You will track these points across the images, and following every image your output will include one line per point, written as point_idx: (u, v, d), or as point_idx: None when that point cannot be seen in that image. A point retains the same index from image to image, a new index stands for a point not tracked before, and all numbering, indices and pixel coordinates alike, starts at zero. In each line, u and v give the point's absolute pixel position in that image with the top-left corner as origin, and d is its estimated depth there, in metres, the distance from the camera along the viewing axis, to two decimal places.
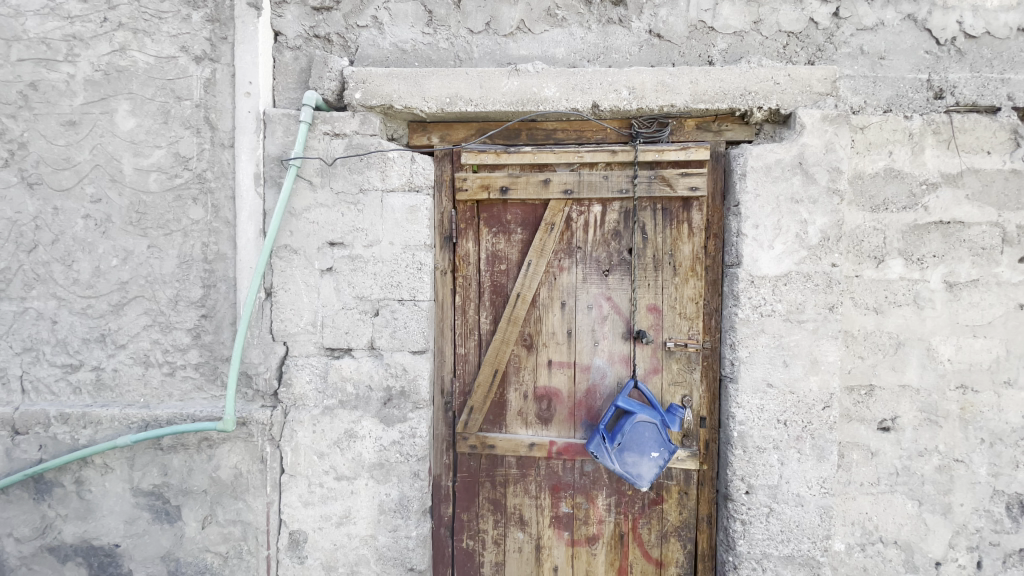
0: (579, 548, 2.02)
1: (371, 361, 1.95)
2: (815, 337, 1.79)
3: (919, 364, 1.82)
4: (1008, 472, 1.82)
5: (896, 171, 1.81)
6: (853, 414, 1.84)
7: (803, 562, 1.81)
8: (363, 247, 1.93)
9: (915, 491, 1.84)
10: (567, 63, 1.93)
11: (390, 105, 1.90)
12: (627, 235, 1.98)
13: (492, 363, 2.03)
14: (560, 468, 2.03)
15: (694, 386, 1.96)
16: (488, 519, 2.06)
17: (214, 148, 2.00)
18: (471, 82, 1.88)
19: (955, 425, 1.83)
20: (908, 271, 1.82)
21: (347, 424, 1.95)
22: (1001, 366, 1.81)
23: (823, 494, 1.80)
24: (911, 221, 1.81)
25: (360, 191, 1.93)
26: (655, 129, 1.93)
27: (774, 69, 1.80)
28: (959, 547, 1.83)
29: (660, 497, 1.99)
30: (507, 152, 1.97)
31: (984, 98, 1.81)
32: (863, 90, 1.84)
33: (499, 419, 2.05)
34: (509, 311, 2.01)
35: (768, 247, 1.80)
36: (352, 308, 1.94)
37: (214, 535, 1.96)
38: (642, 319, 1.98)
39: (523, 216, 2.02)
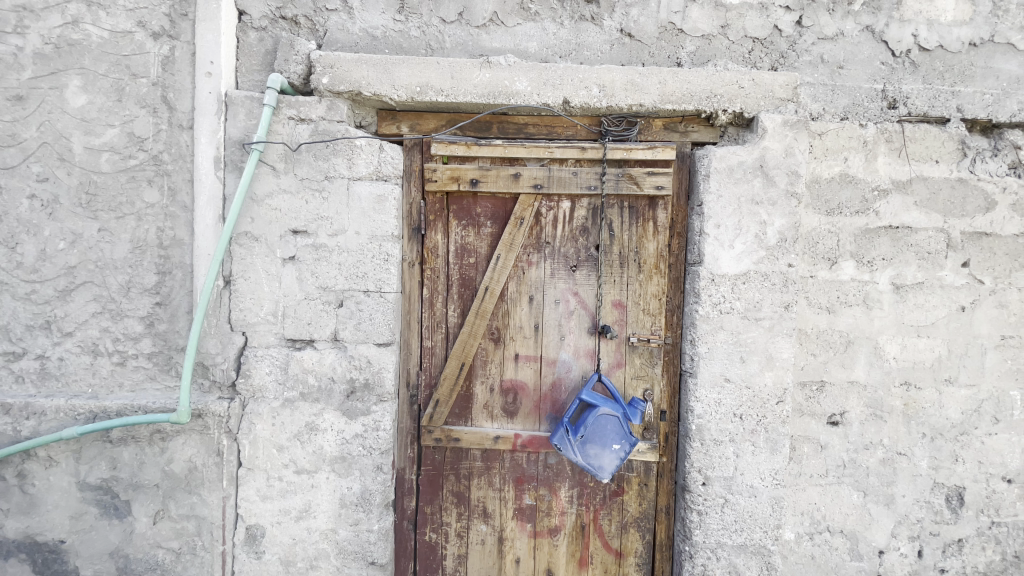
0: (541, 539, 2.05)
1: (334, 353, 1.91)
2: (771, 334, 1.85)
3: (867, 362, 1.91)
4: (947, 465, 1.93)
5: (851, 177, 1.88)
6: (804, 409, 1.92)
7: (754, 550, 1.88)
8: (327, 237, 1.89)
9: (860, 483, 1.93)
10: (539, 58, 1.93)
11: (359, 92, 1.86)
12: (595, 231, 2.01)
13: (459, 357, 2.02)
14: (524, 460, 2.04)
15: (655, 380, 2.00)
16: (452, 512, 2.06)
17: (172, 129, 1.92)
18: (442, 72, 1.86)
19: (899, 420, 1.92)
20: (859, 273, 1.90)
21: (308, 417, 1.91)
22: (942, 365, 1.92)
23: (775, 485, 1.87)
24: (863, 225, 1.89)
25: (325, 179, 1.89)
26: (624, 127, 1.95)
27: (739, 73, 1.85)
28: (900, 536, 1.93)
29: (621, 488, 2.03)
30: (477, 145, 1.96)
31: (934, 109, 1.90)
32: (823, 97, 1.91)
33: (465, 413, 2.05)
34: (477, 304, 2.00)
35: (729, 246, 1.85)
36: (315, 298, 1.90)
37: (166, 530, 1.90)
38: (607, 314, 2.01)
39: (493, 209, 2.02)
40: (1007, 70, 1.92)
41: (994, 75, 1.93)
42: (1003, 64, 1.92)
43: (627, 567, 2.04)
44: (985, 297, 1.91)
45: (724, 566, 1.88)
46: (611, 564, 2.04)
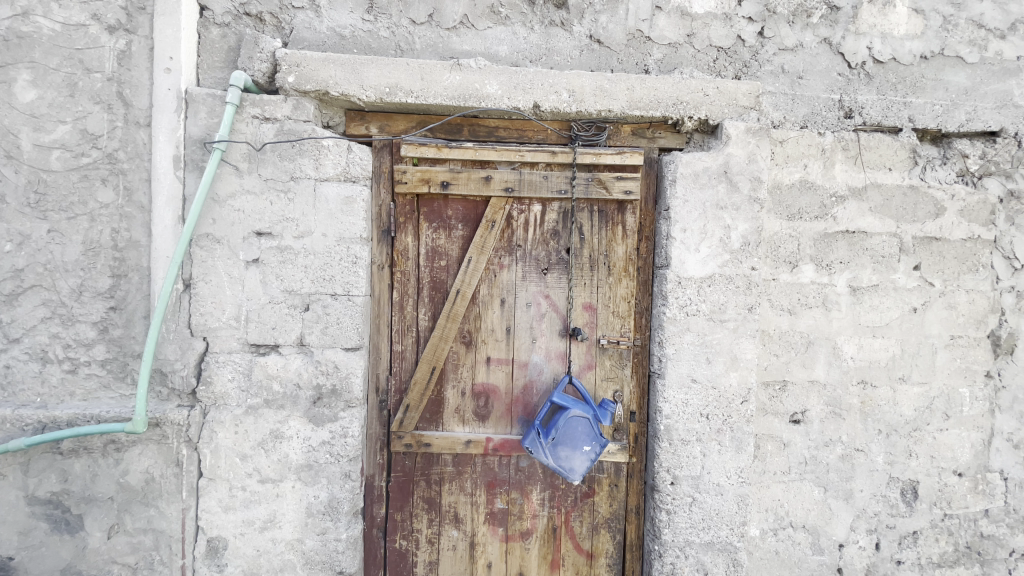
0: (513, 543, 2.04)
1: (300, 358, 1.87)
2: (735, 336, 1.90)
3: (827, 362, 1.98)
4: (901, 459, 2.02)
5: (810, 183, 1.95)
6: (768, 408, 1.97)
7: (721, 547, 1.91)
8: (292, 239, 1.85)
9: (821, 478, 1.99)
10: (509, 62, 1.93)
11: (326, 91, 1.83)
12: (565, 234, 2.02)
13: (429, 360, 2.00)
14: (496, 464, 2.03)
15: (625, 382, 2.03)
16: (422, 518, 2.03)
17: (128, 127, 1.85)
18: (412, 73, 1.85)
19: (857, 418, 2.00)
20: (818, 276, 1.97)
21: (272, 424, 1.86)
22: (896, 364, 2.00)
23: (740, 483, 1.91)
24: (821, 229, 1.96)
25: (291, 179, 1.85)
26: (594, 132, 1.97)
27: (704, 81, 1.89)
28: (859, 530, 2.01)
29: (592, 490, 2.04)
30: (447, 147, 1.94)
31: (887, 119, 1.99)
32: (783, 106, 1.97)
33: (436, 417, 2.03)
34: (448, 307, 1.99)
35: (695, 250, 1.89)
36: (280, 302, 1.86)
37: (122, 545, 1.81)
38: (577, 317, 2.03)
39: (464, 212, 2.01)
40: (955, 83, 2.02)
41: (943, 87, 2.02)
42: (951, 76, 2.02)
43: (598, 568, 2.05)
44: (936, 299, 2.01)
45: (692, 564, 1.91)
46: (582, 565, 2.05)
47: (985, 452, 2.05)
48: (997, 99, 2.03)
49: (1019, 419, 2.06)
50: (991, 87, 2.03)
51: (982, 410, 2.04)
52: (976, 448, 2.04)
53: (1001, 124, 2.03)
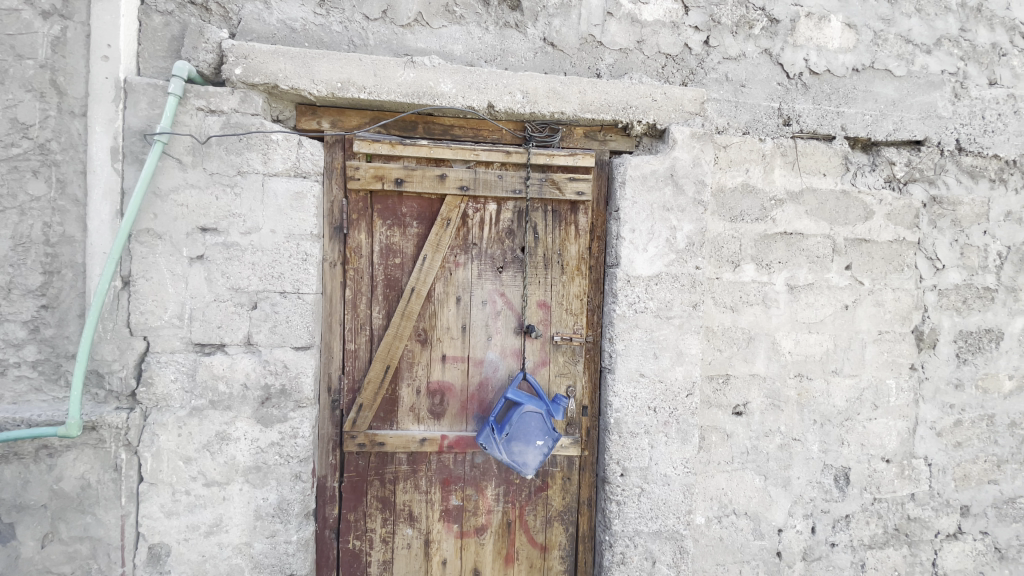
0: (467, 539, 2.05)
1: (247, 358, 1.83)
2: (681, 332, 1.97)
3: (766, 356, 2.09)
4: (835, 447, 2.15)
5: (751, 187, 2.05)
6: (712, 401, 2.06)
7: (668, 536, 1.99)
8: (239, 235, 1.81)
9: (761, 467, 2.10)
10: (464, 61, 1.95)
11: (275, 85, 1.80)
12: (520, 233, 2.05)
13: (383, 359, 1.98)
14: (451, 461, 2.04)
15: (577, 377, 2.07)
16: (376, 517, 2.01)
17: (62, 116, 1.76)
18: (365, 69, 1.83)
19: (794, 409, 2.12)
20: (758, 275, 2.07)
21: (218, 426, 1.81)
22: (830, 358, 2.13)
23: (686, 473, 2.00)
24: (761, 231, 2.07)
25: (238, 174, 1.80)
26: (547, 134, 2.01)
27: (653, 87, 1.96)
28: (796, 515, 2.12)
29: (546, 484, 2.08)
30: (401, 144, 1.93)
31: (822, 128, 2.12)
32: (727, 112, 2.07)
33: (390, 416, 2.02)
34: (402, 305, 1.98)
35: (643, 250, 1.96)
36: (226, 300, 1.81)
37: (56, 555, 1.72)
38: (532, 314, 2.06)
39: (418, 210, 2.00)
40: (884, 94, 2.16)
41: (873, 98, 2.16)
42: (881, 88, 2.16)
43: (552, 561, 2.09)
44: (865, 297, 2.15)
45: (641, 553, 1.98)
46: (536, 558, 2.08)
47: (911, 439, 2.20)
48: (922, 110, 2.19)
49: (941, 408, 2.23)
50: (916, 99, 2.18)
51: (907, 400, 2.20)
52: (902, 436, 2.19)
53: (925, 134, 2.19)
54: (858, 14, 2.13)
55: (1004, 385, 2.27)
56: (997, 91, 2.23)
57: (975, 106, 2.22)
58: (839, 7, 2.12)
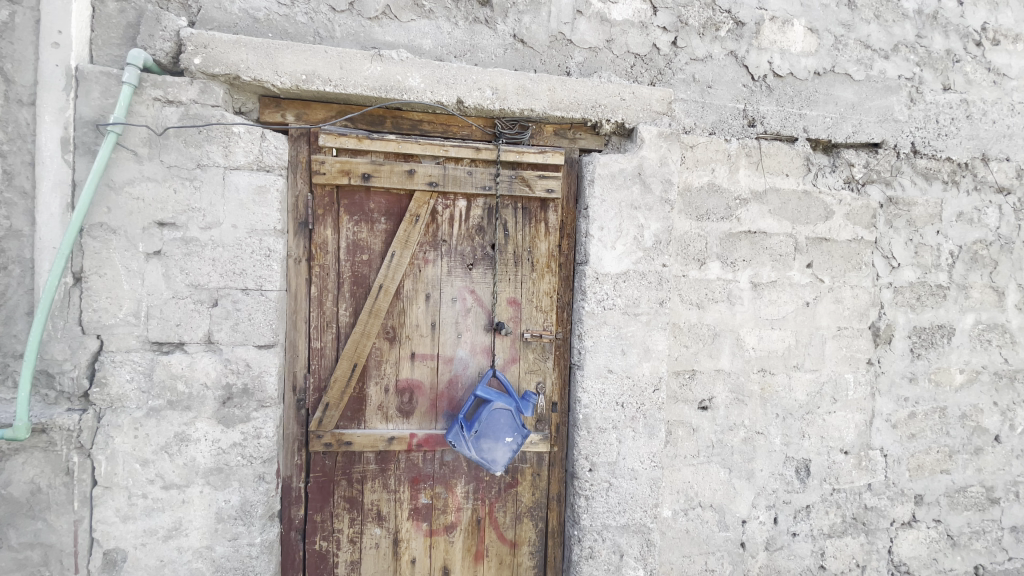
0: (437, 537, 2.04)
1: (207, 356, 1.77)
2: (648, 328, 2.00)
3: (730, 352, 2.14)
4: (796, 440, 2.21)
5: (717, 186, 2.10)
6: (678, 396, 2.10)
7: (635, 529, 2.02)
8: (199, 230, 1.76)
9: (726, 460, 2.15)
10: (433, 56, 1.93)
11: (236, 76, 1.75)
12: (490, 230, 2.04)
13: (350, 358, 1.95)
14: (420, 460, 2.03)
15: (547, 374, 2.08)
16: (344, 518, 1.98)
17: (9, 105, 1.67)
18: (330, 62, 1.79)
19: (757, 403, 2.17)
20: (723, 273, 2.12)
21: (177, 427, 1.75)
22: (791, 353, 2.20)
23: (652, 467, 2.03)
24: (726, 229, 2.12)
25: (197, 167, 1.75)
26: (517, 131, 2.01)
27: (621, 86, 1.98)
28: (759, 506, 2.18)
29: (515, 480, 2.08)
30: (369, 138, 1.90)
31: (785, 129, 2.17)
32: (694, 113, 2.10)
33: (357, 415, 1.99)
34: (370, 303, 1.95)
35: (611, 247, 1.98)
36: (185, 297, 1.75)
37: (4, 563, 1.65)
38: (502, 312, 2.05)
39: (387, 205, 1.97)
40: (844, 98, 2.23)
41: (834, 101, 2.23)
42: (841, 92, 2.23)
43: (521, 557, 2.10)
44: (825, 294, 2.22)
45: (609, 546, 2.01)
46: (505, 554, 2.09)
47: (868, 431, 2.29)
48: (879, 114, 2.27)
49: (896, 401, 2.32)
50: (874, 103, 2.26)
51: (864, 393, 2.28)
52: (860, 428, 2.28)
53: (882, 136, 2.27)
54: (819, 19, 2.19)
55: (956, 379, 2.37)
56: (951, 96, 2.33)
57: (930, 110, 2.31)
58: (802, 12, 2.18)
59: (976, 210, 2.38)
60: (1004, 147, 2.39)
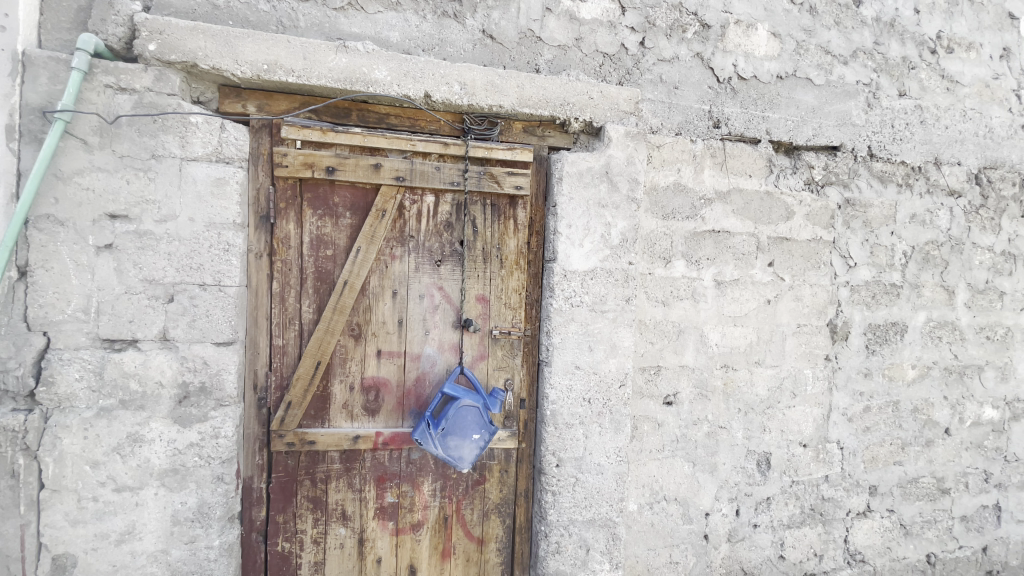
0: (403, 536, 2.02)
1: (162, 354, 1.71)
2: (615, 325, 2.03)
3: (695, 348, 2.18)
4: (757, 434, 2.28)
5: (682, 186, 2.14)
6: (644, 392, 2.13)
7: (601, 523, 2.04)
8: (153, 223, 1.69)
9: (690, 454, 2.19)
10: (401, 49, 1.90)
11: (194, 63, 1.69)
12: (459, 227, 2.03)
13: (314, 355, 1.91)
14: (386, 459, 2.00)
15: (515, 371, 2.08)
16: (307, 518, 1.94)
17: None
18: (293, 52, 1.75)
19: (720, 398, 2.22)
20: (688, 271, 2.16)
21: (130, 427, 1.69)
22: (753, 349, 2.26)
23: (619, 462, 2.06)
24: (691, 228, 2.16)
25: (152, 157, 1.69)
26: (486, 127, 2.00)
27: (589, 84, 2.00)
28: (722, 499, 2.24)
29: (483, 477, 2.08)
30: (333, 131, 1.87)
31: (749, 131, 2.23)
32: (661, 113, 2.13)
33: (321, 413, 1.95)
34: (335, 299, 1.91)
35: (579, 245, 2.00)
36: (139, 293, 1.69)
37: None
38: (470, 308, 2.05)
39: (352, 200, 1.94)
40: (805, 102, 2.30)
41: (795, 105, 2.29)
42: (802, 96, 2.30)
43: (488, 553, 2.10)
44: (785, 292, 2.29)
45: (575, 541, 2.03)
46: (472, 552, 2.08)
47: (825, 425, 2.37)
48: (838, 117, 2.34)
49: (852, 396, 2.40)
50: (833, 107, 2.33)
51: (822, 388, 2.36)
52: (818, 422, 2.36)
53: (841, 140, 2.35)
54: (782, 24, 2.25)
55: (908, 374, 2.47)
56: (906, 102, 2.42)
57: (886, 115, 2.40)
58: (765, 17, 2.23)
59: (928, 211, 2.48)
60: (955, 152, 2.50)
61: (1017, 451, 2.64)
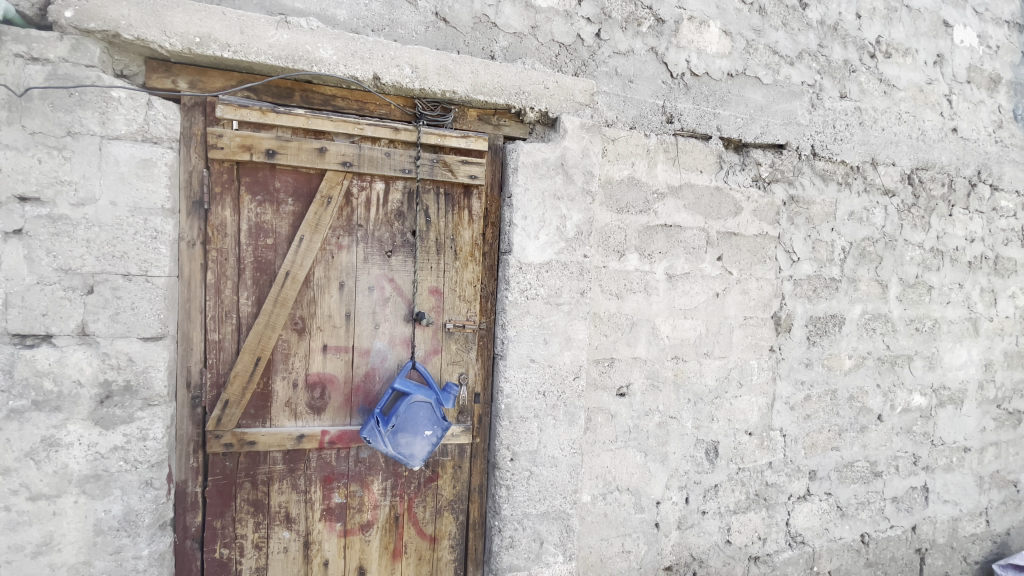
0: (352, 537, 1.95)
1: (81, 351, 1.57)
2: (569, 318, 2.02)
3: (647, 340, 2.21)
4: (706, 423, 2.34)
5: (637, 180, 2.16)
6: (598, 383, 2.14)
7: (555, 516, 2.04)
8: (69, 207, 1.54)
9: (642, 445, 2.23)
10: (348, 28, 1.81)
11: (116, 33, 1.54)
12: (411, 216, 1.96)
13: (254, 350, 1.80)
14: (333, 458, 1.92)
15: (469, 364, 2.05)
16: (248, 522, 1.84)
17: None
18: (229, 25, 1.63)
19: (671, 389, 2.27)
20: (641, 264, 2.18)
21: (45, 430, 1.54)
22: (702, 341, 2.31)
23: (573, 454, 2.06)
24: (645, 222, 2.18)
25: (67, 134, 1.54)
26: (439, 113, 1.94)
27: (545, 74, 1.97)
28: (672, 488, 2.29)
29: (435, 474, 2.04)
30: (275, 112, 1.76)
31: (700, 127, 2.27)
32: (616, 106, 2.13)
33: (262, 412, 1.85)
34: (276, 291, 1.81)
35: (534, 237, 1.98)
36: (53, 283, 1.54)
37: None
38: (423, 301, 1.99)
39: (295, 186, 1.84)
40: (754, 100, 2.36)
41: (744, 103, 2.35)
42: (751, 94, 2.35)
43: (441, 551, 2.06)
44: (733, 285, 2.35)
45: (529, 534, 2.02)
46: (425, 550, 2.04)
47: (769, 413, 2.46)
48: (784, 117, 2.42)
49: (794, 385, 2.51)
50: (780, 106, 2.41)
51: (767, 377, 2.44)
52: (763, 411, 2.44)
53: (787, 138, 2.43)
54: (733, 23, 2.30)
55: (845, 363, 2.60)
56: (846, 104, 2.54)
57: (828, 116, 2.50)
58: (717, 14, 2.27)
59: (865, 209, 2.61)
60: (891, 153, 2.64)
61: (942, 435, 2.83)
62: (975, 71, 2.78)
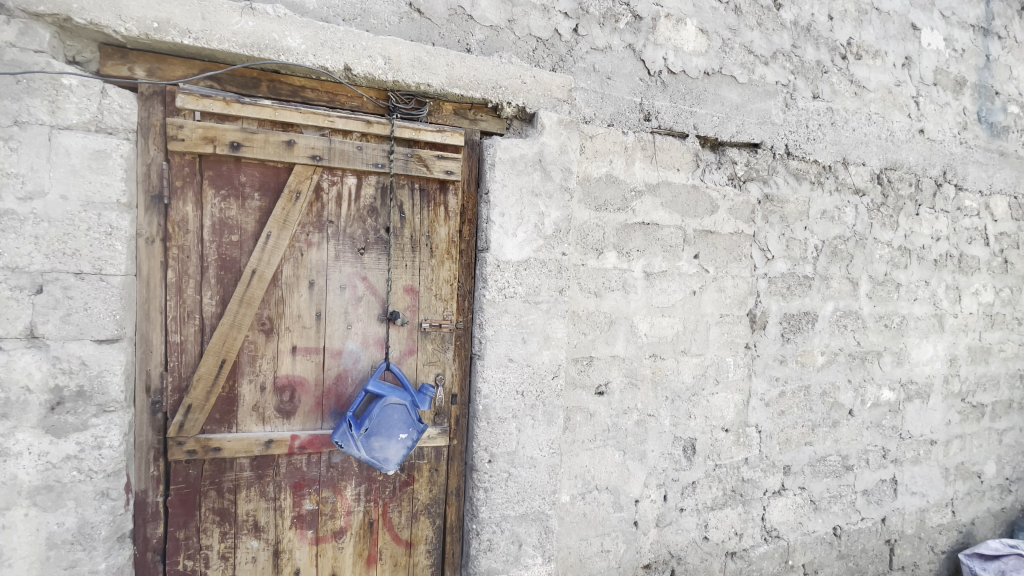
0: (324, 545, 1.89)
1: (30, 355, 1.47)
2: (548, 316, 1.99)
3: (625, 339, 2.20)
4: (684, 420, 2.34)
5: (614, 177, 2.14)
6: (577, 382, 2.13)
7: (534, 517, 2.02)
8: (15, 201, 1.44)
9: (621, 443, 2.22)
10: (318, 16, 1.75)
11: (67, 17, 1.45)
12: (384, 212, 1.90)
13: (218, 353, 1.73)
14: (304, 463, 1.86)
15: (446, 365, 2.00)
16: (213, 532, 1.76)
17: None
18: (190, 10, 1.55)
19: (650, 386, 2.26)
20: (619, 262, 2.17)
21: None
22: (680, 339, 2.31)
23: (551, 454, 2.04)
24: (622, 220, 2.17)
25: (13, 124, 1.44)
26: (413, 106, 1.89)
27: (522, 68, 1.94)
28: (650, 486, 2.29)
29: (411, 478, 1.99)
30: (240, 102, 1.68)
31: (677, 125, 2.27)
32: (594, 102, 2.12)
33: (228, 416, 1.78)
34: (241, 291, 1.73)
35: (512, 235, 1.94)
36: None
37: None
38: (397, 300, 1.93)
39: (262, 180, 1.76)
40: (730, 98, 2.38)
41: (721, 101, 2.36)
42: (727, 93, 2.37)
43: (417, 556, 2.01)
44: (709, 283, 2.36)
45: (507, 537, 1.99)
46: (400, 556, 1.99)
47: (745, 410, 2.48)
48: (759, 116, 2.44)
49: (769, 381, 2.54)
50: (755, 105, 2.43)
51: (742, 374, 2.46)
52: (738, 407, 2.46)
53: (762, 137, 2.45)
54: (709, 21, 2.31)
55: (818, 359, 2.65)
56: (819, 104, 2.57)
57: (801, 115, 2.54)
58: (694, 12, 2.28)
59: (837, 208, 2.66)
60: (861, 153, 2.69)
61: (910, 428, 2.91)
62: (941, 74, 2.86)
